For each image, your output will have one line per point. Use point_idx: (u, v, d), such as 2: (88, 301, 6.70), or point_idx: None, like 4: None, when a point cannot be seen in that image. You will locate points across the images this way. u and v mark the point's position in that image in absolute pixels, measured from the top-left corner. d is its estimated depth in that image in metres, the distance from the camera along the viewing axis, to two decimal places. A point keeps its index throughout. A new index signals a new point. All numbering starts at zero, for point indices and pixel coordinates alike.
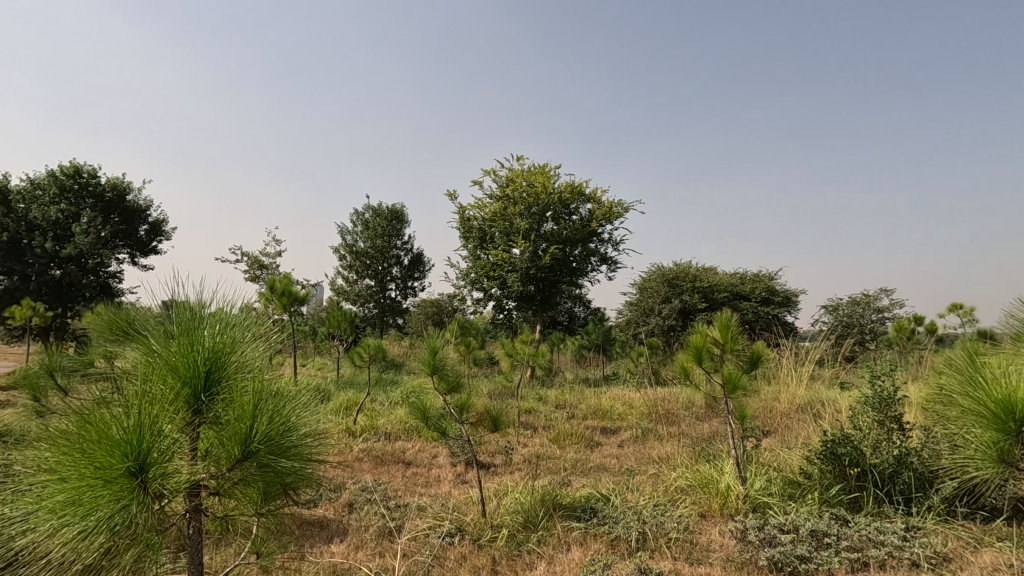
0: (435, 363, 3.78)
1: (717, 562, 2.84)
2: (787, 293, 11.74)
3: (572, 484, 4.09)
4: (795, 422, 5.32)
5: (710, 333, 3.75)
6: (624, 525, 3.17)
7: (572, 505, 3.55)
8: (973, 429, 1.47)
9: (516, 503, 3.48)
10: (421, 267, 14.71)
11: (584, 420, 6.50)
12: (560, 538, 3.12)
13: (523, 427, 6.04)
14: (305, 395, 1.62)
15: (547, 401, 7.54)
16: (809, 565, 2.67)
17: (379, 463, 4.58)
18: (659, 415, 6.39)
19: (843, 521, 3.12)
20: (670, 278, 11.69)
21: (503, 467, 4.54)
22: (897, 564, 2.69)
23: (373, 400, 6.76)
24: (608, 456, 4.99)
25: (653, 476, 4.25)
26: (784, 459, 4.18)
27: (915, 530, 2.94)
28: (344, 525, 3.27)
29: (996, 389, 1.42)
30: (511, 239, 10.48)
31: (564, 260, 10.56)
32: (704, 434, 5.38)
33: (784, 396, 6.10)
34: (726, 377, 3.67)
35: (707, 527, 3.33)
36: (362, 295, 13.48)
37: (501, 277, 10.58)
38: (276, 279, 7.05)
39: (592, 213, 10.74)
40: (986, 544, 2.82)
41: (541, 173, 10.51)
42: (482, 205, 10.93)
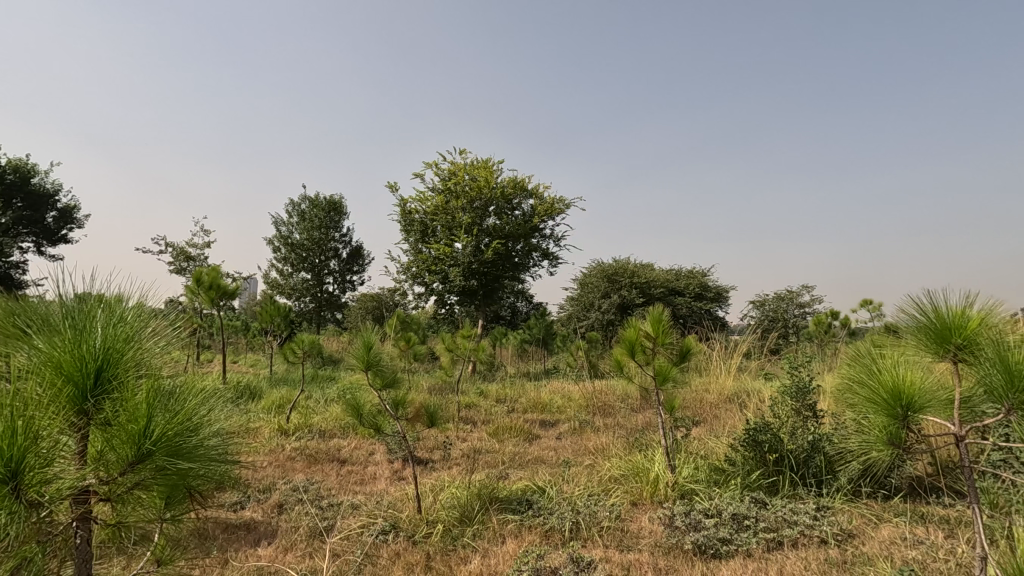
0: (370, 359, 3.70)
1: (646, 548, 2.94)
2: (718, 289, 12.31)
3: (510, 477, 4.13)
4: (722, 412, 5.60)
5: (642, 328, 3.87)
6: (559, 516, 3.23)
7: (509, 498, 3.58)
8: (869, 415, 1.58)
9: (452, 497, 3.46)
10: (360, 261, 14.36)
11: (524, 413, 6.58)
12: (495, 531, 3.14)
13: (463, 422, 6.03)
14: (218, 393, 1.53)
15: (488, 395, 7.56)
16: (729, 547, 2.83)
17: (312, 462, 4.43)
18: (597, 408, 6.55)
19: (761, 503, 3.32)
20: (611, 274, 11.97)
21: (441, 462, 4.51)
22: (809, 541, 2.88)
23: (307, 398, 6.55)
24: (546, 449, 5.07)
25: (589, 467, 4.35)
26: (711, 447, 4.38)
27: (825, 510, 3.17)
28: (273, 527, 3.15)
29: (888, 378, 1.53)
30: (453, 233, 10.40)
31: (507, 254, 10.59)
32: (639, 425, 5.56)
33: (713, 387, 6.40)
34: (657, 370, 3.80)
35: (638, 514, 3.45)
36: (298, 288, 13.00)
37: (443, 271, 10.46)
38: (202, 271, 6.68)
39: (534, 208, 10.82)
40: (885, 520, 3.08)
41: (483, 167, 10.46)
42: (423, 198, 10.76)
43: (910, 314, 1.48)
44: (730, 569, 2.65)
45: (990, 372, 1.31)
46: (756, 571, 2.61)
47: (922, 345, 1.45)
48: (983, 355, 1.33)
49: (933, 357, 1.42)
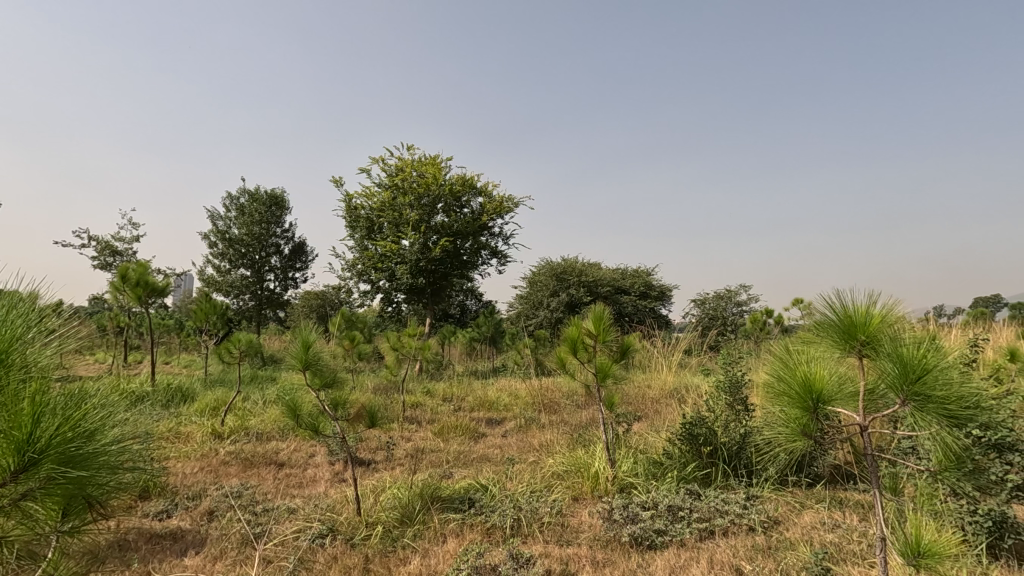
0: (308, 358, 3.58)
1: (585, 542, 2.99)
2: (662, 288, 12.76)
3: (454, 476, 4.12)
4: (662, 407, 5.78)
5: (584, 325, 3.94)
6: (500, 513, 3.24)
7: (451, 497, 3.57)
8: (784, 408, 1.67)
9: (393, 498, 3.42)
10: (303, 258, 13.89)
11: (471, 412, 6.58)
12: (436, 531, 3.12)
13: (408, 422, 5.95)
14: (118, 399, 1.42)
15: (435, 394, 7.51)
16: (663, 538, 2.93)
17: (248, 466, 4.27)
18: (542, 405, 6.61)
19: (695, 495, 3.45)
20: (559, 272, 12.14)
21: (384, 463, 4.44)
22: (738, 530, 3.02)
23: (245, 399, 6.29)
24: (491, 447, 5.08)
25: (533, 464, 4.39)
26: (650, 442, 4.51)
27: (754, 499, 3.33)
28: (202, 535, 3.01)
29: (801, 372, 1.62)
30: (400, 230, 10.24)
31: (455, 253, 10.53)
32: (583, 421, 5.66)
33: (655, 384, 6.62)
34: (598, 366, 3.88)
35: (578, 509, 3.52)
36: (236, 286, 12.43)
37: (390, 269, 10.28)
38: (128, 267, 6.25)
39: (483, 206, 10.82)
40: (808, 506, 3.27)
41: (431, 164, 10.36)
42: (369, 194, 10.55)
43: (821, 311, 1.57)
44: (664, 560, 2.73)
45: (888, 365, 1.41)
46: (688, 560, 2.71)
47: (830, 342, 1.54)
48: (882, 350, 1.43)
49: (841, 352, 1.51)
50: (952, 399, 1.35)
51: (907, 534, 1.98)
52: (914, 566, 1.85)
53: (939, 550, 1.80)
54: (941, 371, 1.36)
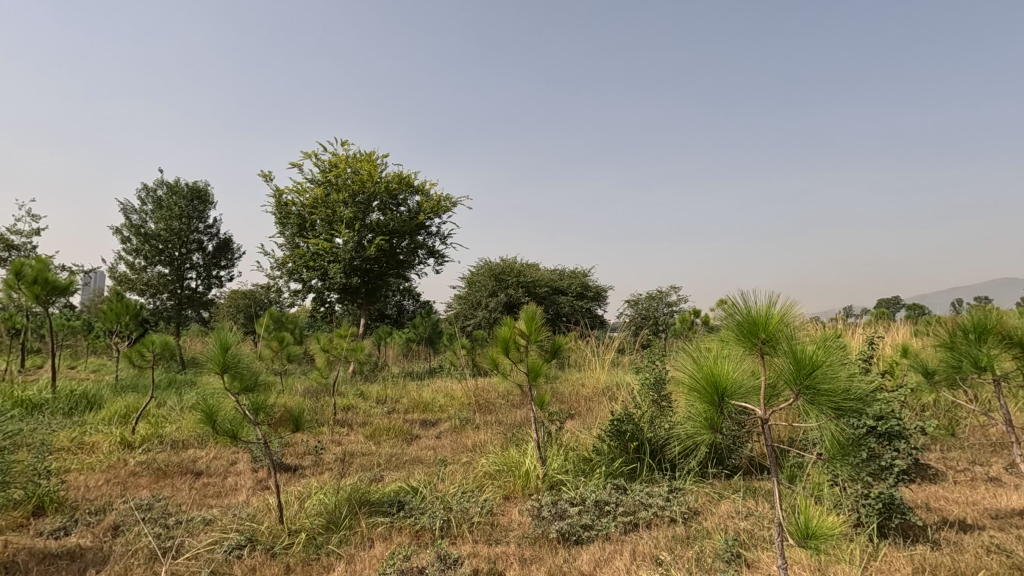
0: (226, 361, 3.40)
1: (513, 540, 3.02)
2: (597, 288, 13.18)
3: (384, 479, 4.04)
4: (594, 404, 5.93)
5: (516, 325, 3.98)
6: (430, 515, 3.21)
7: (380, 500, 3.50)
8: (694, 404, 1.75)
9: (319, 504, 3.32)
10: (228, 255, 13.17)
11: (404, 414, 6.47)
12: (363, 535, 3.06)
13: (338, 425, 5.77)
14: None
15: (368, 396, 7.33)
16: (590, 533, 3.01)
17: (160, 477, 4.00)
18: (477, 406, 6.63)
19: (622, 489, 3.57)
20: (497, 272, 12.17)
21: (312, 468, 4.30)
22: (660, 522, 3.14)
23: (159, 406, 5.89)
24: (424, 448, 5.04)
25: (465, 464, 4.38)
26: (581, 438, 4.62)
27: (676, 491, 3.49)
28: (104, 553, 2.79)
29: (708, 369, 1.71)
30: (334, 227, 9.93)
31: (391, 251, 10.33)
32: (517, 420, 5.71)
33: (589, 382, 6.77)
34: (530, 366, 3.92)
35: (509, 508, 3.54)
36: (153, 284, 11.61)
37: (322, 268, 9.96)
38: (25, 264, 5.70)
39: (420, 205, 10.73)
40: (725, 496, 3.45)
41: (367, 161, 10.18)
42: (301, 189, 10.21)
43: (727, 311, 1.65)
44: (589, 554, 2.80)
45: (784, 362, 1.52)
46: (612, 553, 2.80)
47: (736, 340, 1.62)
48: (780, 348, 1.53)
49: (744, 350, 1.60)
50: (839, 392, 1.47)
51: (800, 519, 2.17)
52: (803, 546, 2.04)
53: (824, 531, 2.00)
54: (830, 366, 1.48)
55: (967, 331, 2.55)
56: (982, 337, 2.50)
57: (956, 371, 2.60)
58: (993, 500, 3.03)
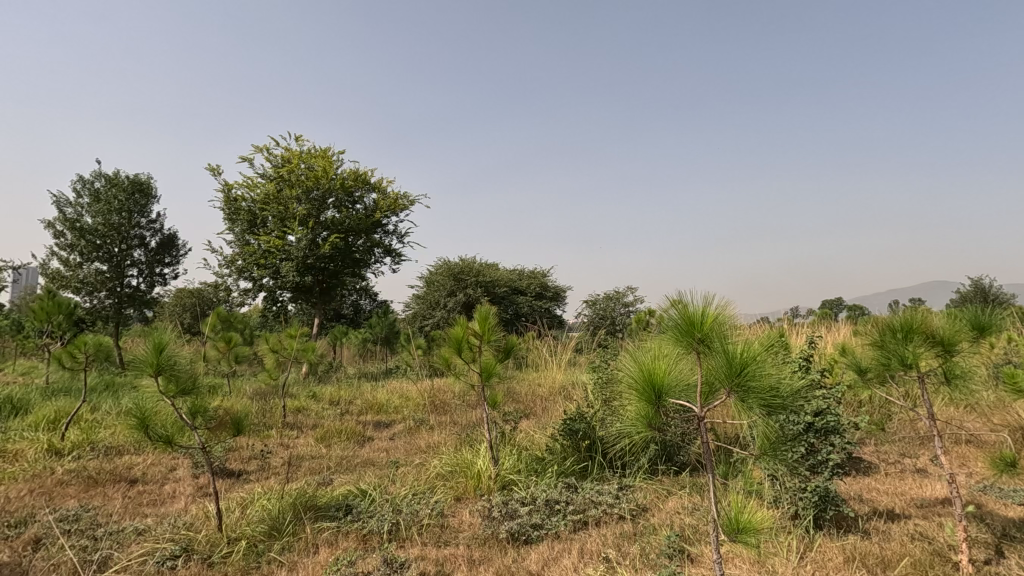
0: (160, 363, 3.23)
1: (463, 542, 2.99)
2: (556, 289, 13.38)
3: (333, 482, 3.94)
4: (550, 403, 5.96)
5: (469, 326, 3.94)
6: (378, 518, 3.15)
7: (327, 504, 3.41)
8: (634, 404, 1.77)
9: (261, 510, 3.20)
10: (173, 251, 12.61)
11: (358, 415, 6.34)
12: (307, 541, 2.97)
13: (287, 428, 5.59)
14: None
15: (321, 398, 7.14)
16: (539, 532, 3.01)
17: (91, 486, 3.77)
18: (433, 407, 6.57)
19: (572, 487, 3.60)
20: (456, 272, 12.06)
21: (257, 473, 4.16)
22: (609, 519, 3.17)
23: (93, 410, 5.56)
24: (377, 450, 4.94)
25: (417, 466, 4.32)
26: (534, 438, 4.63)
27: (626, 488, 3.54)
28: (23, 569, 2.60)
29: (646, 369, 1.73)
30: (287, 225, 9.63)
31: (347, 250, 10.12)
32: (472, 420, 5.69)
33: (545, 382, 6.79)
34: (482, 366, 3.89)
35: (459, 509, 3.51)
36: (90, 282, 10.99)
37: (274, 266, 9.66)
38: None
39: (377, 202, 10.56)
40: (672, 492, 3.52)
41: (322, 157, 9.95)
42: (251, 184, 9.89)
43: (665, 312, 1.66)
44: (538, 553, 2.80)
45: (718, 361, 1.55)
46: (561, 551, 2.81)
47: (673, 339, 1.63)
48: (714, 347, 1.56)
49: (680, 348, 1.62)
50: (766, 389, 1.54)
51: (734, 514, 2.23)
52: (735, 541, 2.09)
53: (754, 525, 2.06)
54: (760, 364, 1.54)
55: (895, 329, 2.68)
56: (908, 336, 2.63)
57: (886, 368, 2.72)
58: (919, 489, 3.21)
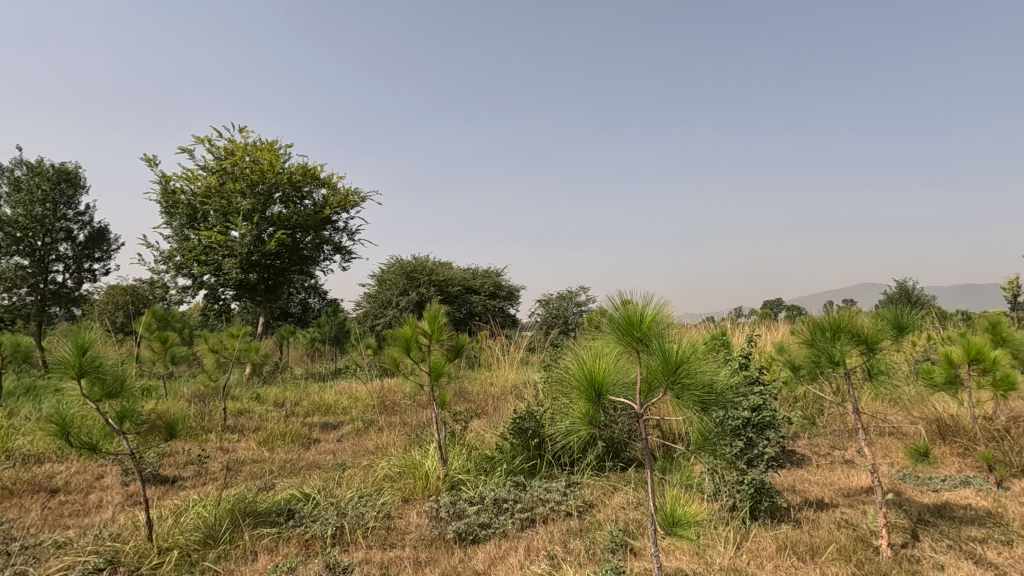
0: (83, 365, 3.03)
1: (409, 543, 2.94)
2: (510, 288, 13.56)
3: (275, 486, 3.81)
4: (501, 403, 5.97)
5: (418, 325, 3.89)
6: (321, 522, 3.07)
7: (268, 510, 3.29)
8: (575, 402, 1.80)
9: (197, 518, 3.06)
10: (104, 245, 11.87)
11: (304, 417, 6.15)
12: (246, 548, 2.86)
13: (228, 432, 5.36)
14: None
15: (265, 400, 6.89)
16: (486, 531, 3.01)
17: (5, 498, 3.50)
18: (382, 407, 6.46)
19: (521, 486, 3.61)
20: (409, 271, 11.88)
21: (193, 479, 3.97)
22: (556, 516, 3.21)
23: (10, 416, 5.17)
24: (323, 453, 4.81)
25: (364, 468, 4.23)
26: (484, 437, 4.62)
27: (573, 485, 3.59)
28: None
29: (586, 368, 1.76)
30: (229, 220, 9.24)
31: (294, 246, 9.81)
32: (422, 421, 5.63)
33: (497, 381, 6.80)
34: (431, 365, 3.85)
35: (407, 510, 3.46)
36: (9, 277, 10.12)
37: (215, 262, 9.26)
38: None
39: (326, 198, 10.31)
40: (618, 487, 3.59)
41: (268, 150, 9.62)
42: (192, 177, 9.45)
43: (607, 313, 1.69)
44: (484, 553, 2.80)
45: (656, 359, 1.60)
46: (507, 550, 2.82)
47: (615, 337, 1.67)
48: (652, 346, 1.60)
49: (622, 347, 1.65)
50: (701, 386, 1.61)
51: (670, 507, 2.29)
52: (671, 534, 2.14)
53: (690, 518, 2.13)
54: (694, 362, 1.60)
55: (825, 328, 2.83)
56: (836, 335, 2.79)
57: (816, 366, 2.87)
58: (846, 479, 3.40)
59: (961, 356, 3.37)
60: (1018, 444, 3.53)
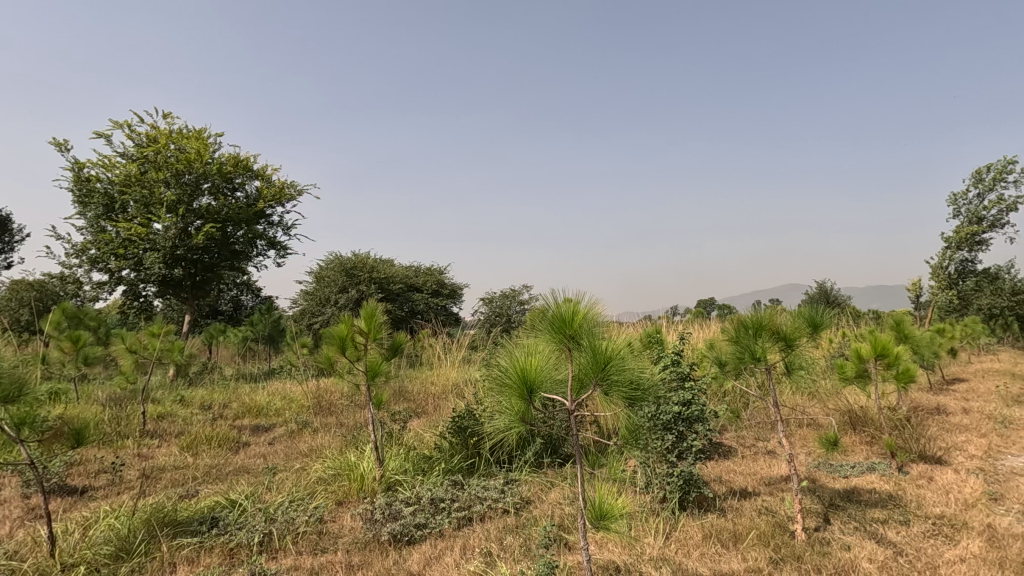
0: None
1: (341, 547, 2.86)
2: (453, 286, 13.44)
3: (198, 494, 3.61)
4: (442, 402, 5.92)
5: (354, 324, 3.79)
6: (247, 530, 2.93)
7: (189, 519, 3.11)
8: (506, 399, 1.81)
9: (108, 530, 2.85)
10: (7, 236, 10.85)
11: (233, 420, 5.86)
12: (163, 560, 2.69)
13: (147, 437, 5.03)
14: None
15: (190, 402, 6.51)
16: (423, 531, 2.98)
17: None
18: (318, 408, 6.26)
19: (458, 485, 3.60)
20: (348, 268, 11.57)
21: (106, 489, 3.70)
22: (493, 514, 3.21)
23: None
24: (253, 456, 4.60)
25: (297, 471, 4.08)
26: (423, 437, 4.57)
27: (511, 483, 3.61)
28: None
29: (518, 366, 1.77)
30: (152, 211, 8.66)
31: (224, 240, 9.33)
32: (359, 421, 5.49)
33: (438, 380, 6.73)
34: (367, 365, 3.76)
35: (341, 514, 3.37)
36: None
37: (136, 256, 8.66)
38: None
39: (260, 191, 9.88)
40: (555, 483, 3.64)
41: (195, 138, 9.11)
42: (109, 164, 8.80)
43: (539, 311, 1.70)
44: (420, 553, 2.77)
45: (585, 357, 1.64)
46: (443, 549, 2.80)
47: (547, 335, 1.68)
48: (582, 343, 1.63)
49: (554, 345, 1.67)
50: (626, 381, 1.67)
51: (600, 501, 2.33)
52: (599, 527, 2.18)
53: (619, 511, 2.17)
54: (619, 360, 1.66)
55: (747, 327, 2.98)
56: (758, 332, 2.95)
57: (740, 362, 3.03)
58: (767, 469, 3.60)
59: (868, 352, 3.63)
60: (916, 432, 3.85)
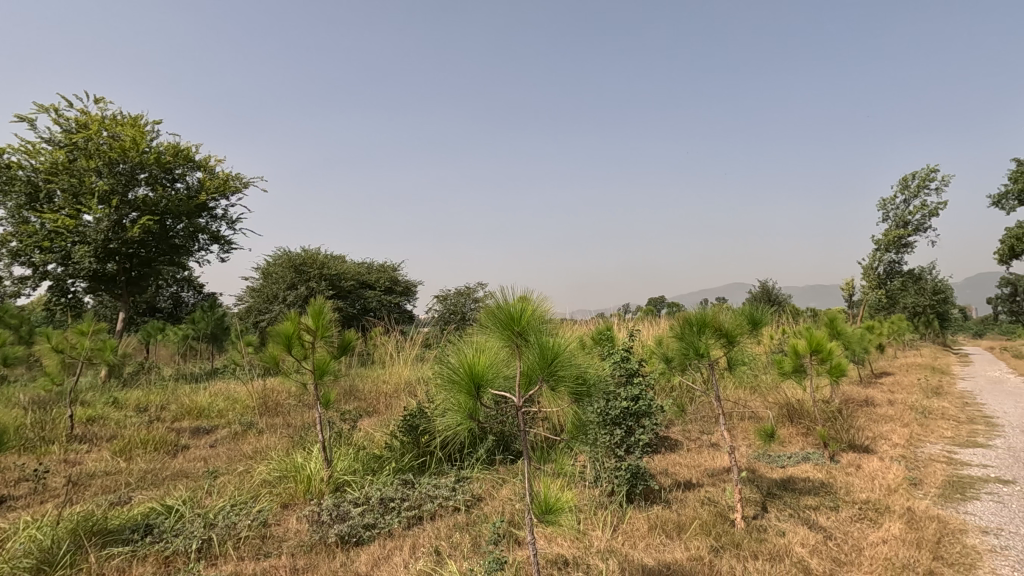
0: None
1: (286, 551, 2.78)
2: (407, 284, 13.25)
3: (131, 500, 3.42)
4: (394, 401, 5.83)
5: (301, 321, 3.68)
6: (184, 536, 2.81)
7: (120, 527, 2.95)
8: (454, 396, 1.80)
9: (28, 542, 2.66)
10: None
11: (171, 422, 5.59)
12: (90, 572, 2.53)
13: (75, 442, 4.72)
14: None
15: (124, 404, 6.16)
16: (371, 532, 2.93)
17: None
18: (264, 408, 6.05)
19: (408, 484, 3.56)
20: (297, 264, 11.22)
21: (28, 498, 3.45)
22: (444, 512, 3.19)
23: None
24: (193, 460, 4.40)
25: (240, 474, 3.93)
26: (373, 437, 4.49)
27: (462, 480, 3.60)
28: None
29: (467, 363, 1.76)
30: (82, 201, 8.13)
31: (163, 234, 8.88)
32: (307, 422, 5.34)
33: (390, 378, 6.63)
34: (315, 364, 3.66)
35: (286, 516, 3.27)
36: None
37: (64, 249, 8.12)
38: None
39: (202, 182, 9.45)
40: (506, 479, 3.66)
41: (131, 125, 8.61)
42: (33, 150, 8.20)
43: (488, 307, 1.70)
44: (368, 554, 2.72)
45: (532, 354, 1.65)
46: (392, 549, 2.76)
47: (495, 333, 1.68)
48: (530, 341, 1.64)
49: (503, 343, 1.68)
50: (574, 376, 1.70)
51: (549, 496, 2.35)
52: (545, 522, 2.19)
53: (565, 505, 2.20)
54: (567, 356, 1.69)
55: (692, 324, 3.07)
56: (702, 329, 3.05)
57: (686, 357, 3.13)
58: (711, 461, 3.73)
59: (804, 348, 3.82)
60: (847, 423, 4.09)
